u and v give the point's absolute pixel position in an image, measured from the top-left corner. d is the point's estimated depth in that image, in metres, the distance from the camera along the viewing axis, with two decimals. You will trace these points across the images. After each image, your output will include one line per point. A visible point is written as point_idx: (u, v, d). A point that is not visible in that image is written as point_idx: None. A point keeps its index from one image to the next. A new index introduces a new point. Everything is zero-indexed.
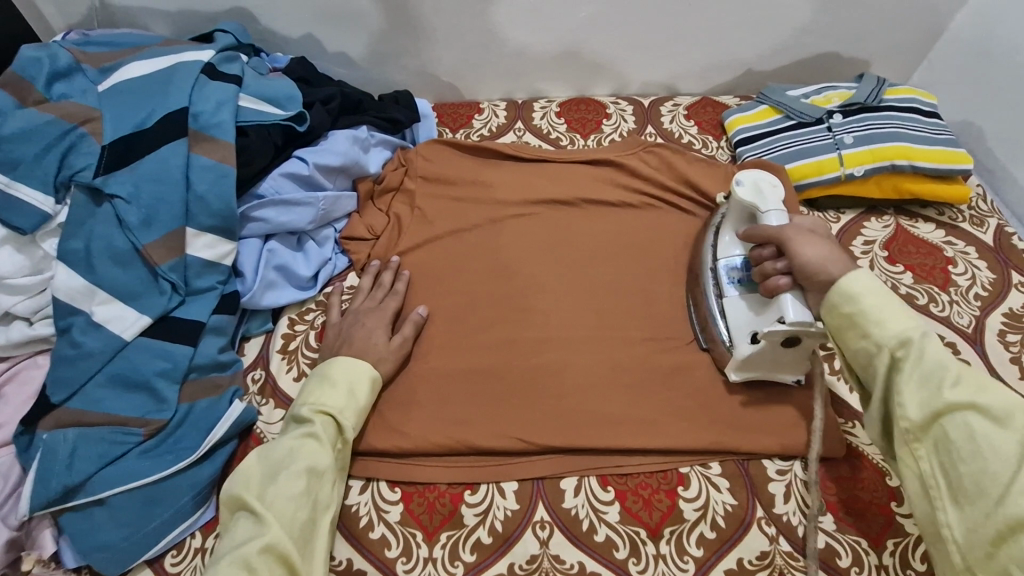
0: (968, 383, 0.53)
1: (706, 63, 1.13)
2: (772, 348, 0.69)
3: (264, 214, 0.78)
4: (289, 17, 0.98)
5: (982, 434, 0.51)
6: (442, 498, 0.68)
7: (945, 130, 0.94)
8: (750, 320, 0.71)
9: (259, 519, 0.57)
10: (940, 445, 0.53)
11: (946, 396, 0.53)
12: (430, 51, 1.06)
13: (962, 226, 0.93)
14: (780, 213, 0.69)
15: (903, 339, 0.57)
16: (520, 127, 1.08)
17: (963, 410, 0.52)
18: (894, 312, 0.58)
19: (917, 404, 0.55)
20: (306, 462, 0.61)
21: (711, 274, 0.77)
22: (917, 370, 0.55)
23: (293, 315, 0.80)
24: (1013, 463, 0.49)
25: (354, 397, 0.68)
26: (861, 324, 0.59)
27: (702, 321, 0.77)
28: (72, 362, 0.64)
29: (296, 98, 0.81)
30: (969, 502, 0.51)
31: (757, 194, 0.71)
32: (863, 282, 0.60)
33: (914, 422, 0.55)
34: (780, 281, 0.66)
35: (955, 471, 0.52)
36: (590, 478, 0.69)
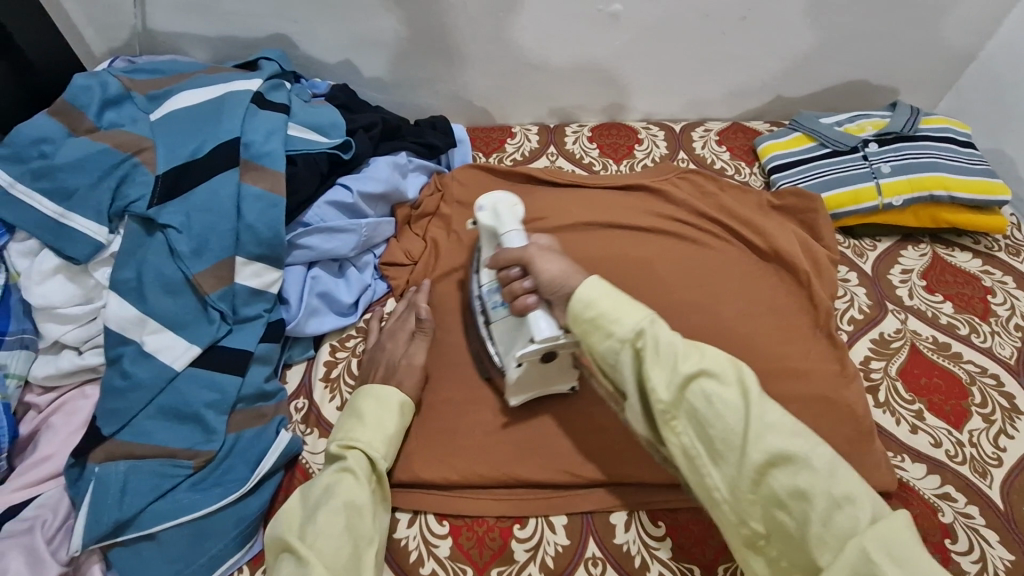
0: (696, 354, 0.54)
1: (736, 90, 1.14)
2: (534, 367, 0.68)
3: (309, 242, 0.78)
4: (327, 44, 0.99)
5: (715, 395, 0.52)
6: (491, 532, 0.67)
7: (981, 160, 0.95)
8: (506, 343, 0.69)
9: (302, 561, 0.55)
10: (693, 417, 0.53)
11: (682, 370, 0.53)
12: (464, 76, 1.06)
13: (999, 255, 0.94)
14: (517, 232, 0.69)
15: (638, 328, 0.56)
16: (553, 152, 1.08)
17: (698, 378, 0.53)
18: (624, 302, 0.58)
19: (662, 384, 0.54)
20: (343, 498, 0.60)
21: (478, 302, 0.76)
22: (656, 355, 0.55)
23: (334, 342, 0.80)
24: (743, 414, 0.51)
25: (380, 429, 0.67)
26: (604, 324, 0.57)
27: (483, 352, 0.77)
28: (123, 393, 0.64)
29: (340, 126, 0.82)
30: (723, 460, 0.51)
31: (497, 217, 0.70)
32: (596, 284, 0.59)
33: (667, 401, 0.53)
34: (527, 299, 0.64)
35: (708, 437, 0.52)
36: (640, 513, 0.68)
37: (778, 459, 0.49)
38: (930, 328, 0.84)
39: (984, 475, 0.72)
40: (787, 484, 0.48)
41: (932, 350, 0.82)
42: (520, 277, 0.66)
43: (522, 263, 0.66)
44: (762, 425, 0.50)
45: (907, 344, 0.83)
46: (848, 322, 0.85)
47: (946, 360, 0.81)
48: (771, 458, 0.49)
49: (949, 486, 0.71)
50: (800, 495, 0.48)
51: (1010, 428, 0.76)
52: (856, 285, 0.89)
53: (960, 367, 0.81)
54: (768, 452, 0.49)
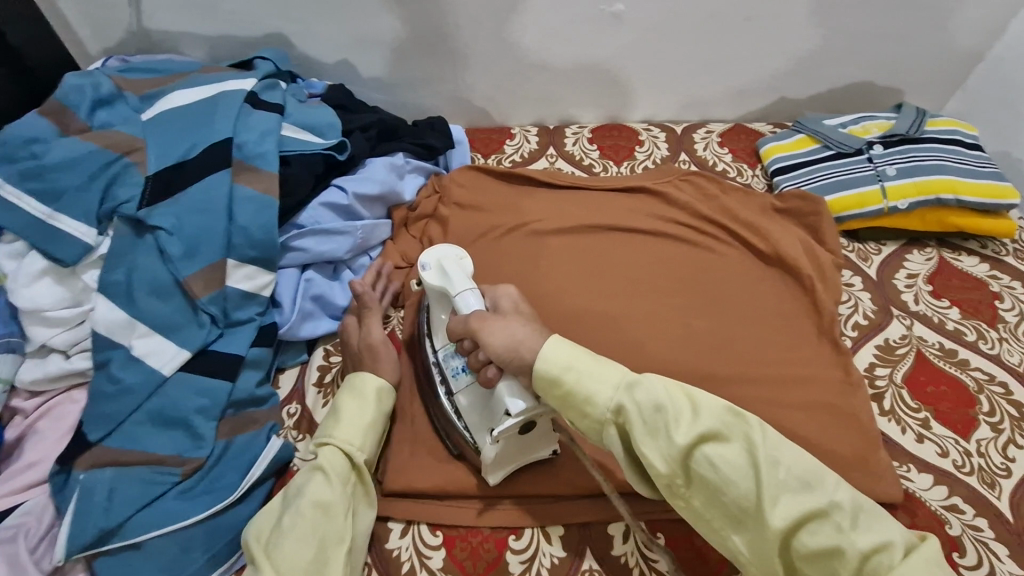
0: (687, 417, 0.53)
1: (739, 91, 1.12)
2: (512, 441, 0.62)
3: (303, 244, 0.77)
4: (324, 43, 0.98)
5: (720, 459, 0.51)
6: (486, 543, 0.66)
7: (989, 162, 0.93)
8: (476, 417, 0.64)
9: (263, 566, 0.55)
10: (701, 485, 0.52)
11: (679, 442, 0.52)
12: (463, 77, 1.05)
13: (1007, 259, 0.92)
14: (471, 292, 0.64)
15: (617, 400, 0.55)
16: (553, 153, 1.07)
17: (699, 445, 0.52)
18: (600, 366, 0.57)
19: (660, 458, 0.52)
20: (310, 498, 0.60)
21: (435, 370, 0.70)
22: (644, 428, 0.53)
23: (328, 346, 0.79)
24: (752, 475, 0.51)
25: (356, 425, 0.66)
26: (577, 406, 0.56)
27: (445, 426, 0.71)
28: (110, 398, 0.63)
29: (336, 126, 0.81)
30: (744, 526, 0.51)
31: (444, 277, 0.66)
32: (561, 349, 0.57)
33: (669, 475, 0.53)
34: (488, 372, 0.60)
35: (720, 503, 0.51)
36: (639, 524, 0.67)
37: (801, 518, 0.49)
38: (936, 335, 0.83)
39: (993, 487, 0.70)
40: (813, 542, 0.48)
41: (939, 357, 0.80)
42: (473, 349, 0.63)
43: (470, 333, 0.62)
44: (775, 485, 0.50)
45: (913, 350, 0.81)
46: (852, 327, 0.83)
47: (954, 367, 0.79)
48: (794, 520, 0.49)
49: (957, 497, 0.69)
50: (829, 552, 0.48)
51: (1020, 438, 0.74)
52: (860, 290, 0.87)
53: (967, 374, 0.79)
54: (785, 516, 0.49)
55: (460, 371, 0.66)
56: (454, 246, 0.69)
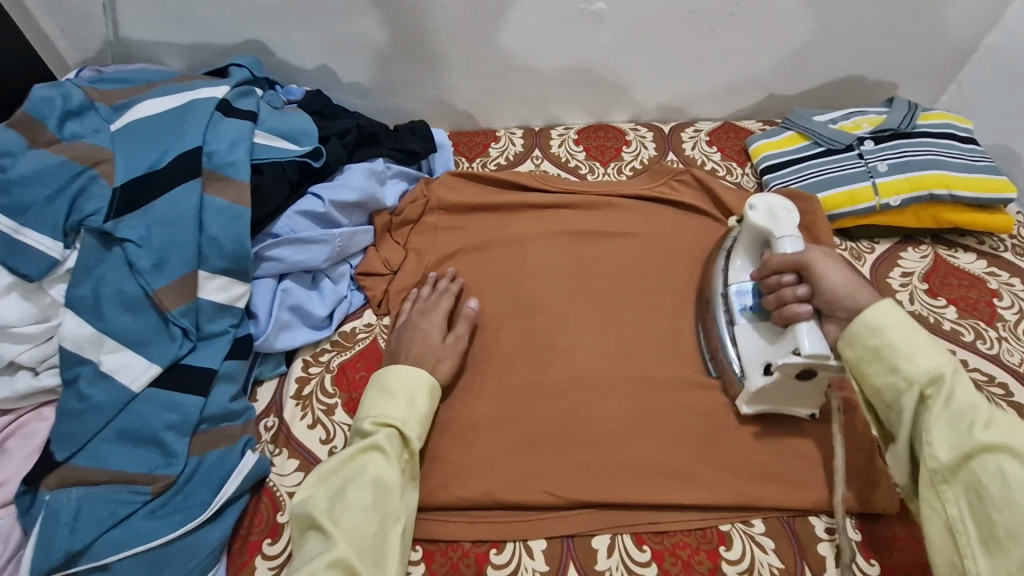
0: (999, 426, 0.52)
1: (727, 88, 1.10)
2: (787, 381, 0.65)
3: (278, 253, 0.75)
4: (303, 48, 0.96)
5: (1014, 477, 0.49)
6: (466, 558, 0.64)
7: (984, 157, 0.90)
8: (762, 347, 0.68)
9: (326, 535, 0.56)
10: (972, 488, 0.51)
11: (976, 437, 0.51)
12: (447, 80, 1.04)
13: (1005, 256, 0.89)
14: (794, 241, 0.66)
15: (930, 378, 0.55)
16: (538, 155, 1.06)
17: (994, 452, 0.50)
18: (923, 347, 0.56)
19: (946, 444, 0.53)
20: (372, 475, 0.60)
21: (721, 300, 0.75)
22: (948, 413, 0.53)
23: (307, 356, 0.77)
24: None
25: (409, 405, 0.65)
26: (887, 359, 0.57)
27: (712, 349, 0.75)
28: (78, 416, 0.62)
29: (312, 133, 0.79)
30: (997, 547, 0.48)
31: (772, 219, 0.68)
32: (890, 314, 0.58)
33: (944, 462, 0.52)
34: (793, 311, 0.63)
35: (985, 515, 0.49)
36: (624, 537, 0.65)
37: None
38: (933, 335, 0.80)
39: None
40: None
41: None
42: (794, 284, 0.65)
43: (800, 268, 0.64)
44: None
45: None
46: None
47: None
48: None
49: None
50: None
51: None
52: None
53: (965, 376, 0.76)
54: None
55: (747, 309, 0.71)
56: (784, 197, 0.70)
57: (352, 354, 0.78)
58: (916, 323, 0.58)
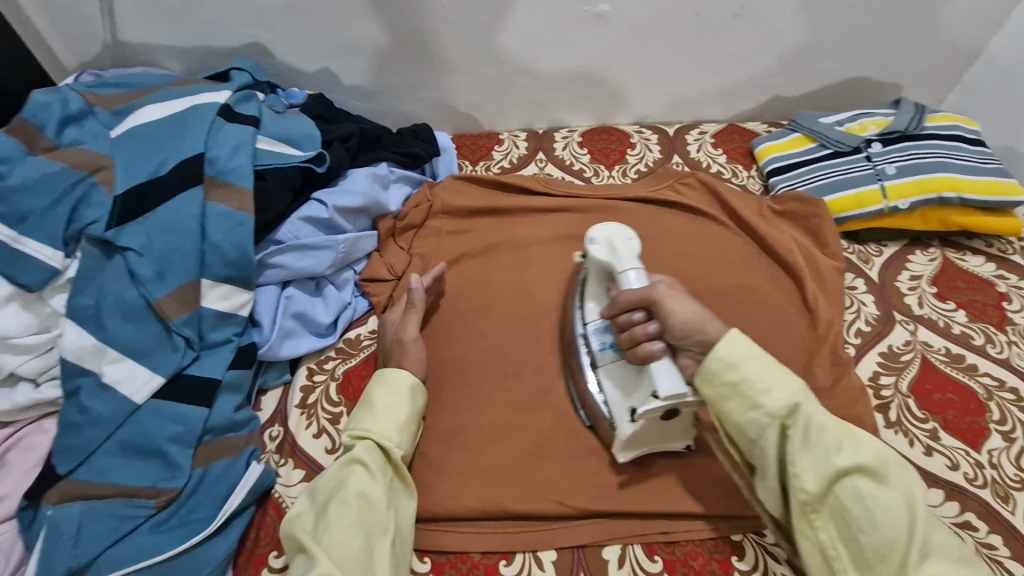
0: (851, 446, 0.53)
1: (733, 90, 1.09)
2: (653, 424, 0.63)
3: (281, 260, 0.74)
4: (304, 51, 0.95)
5: (873, 497, 0.51)
6: (475, 570, 0.63)
7: (993, 158, 0.89)
8: (624, 388, 0.64)
9: (308, 556, 0.54)
10: (838, 515, 0.52)
11: (836, 464, 0.53)
12: (450, 83, 1.03)
13: (1014, 258, 0.88)
14: (637, 272, 0.63)
15: (790, 407, 0.56)
16: (542, 158, 1.05)
17: (852, 474, 0.53)
18: (776, 376, 0.57)
19: (811, 475, 0.54)
20: (353, 489, 0.58)
21: (581, 342, 0.71)
22: (808, 441, 0.54)
23: (312, 364, 0.76)
24: (907, 524, 0.50)
25: (387, 414, 0.64)
26: (749, 394, 0.57)
27: (580, 397, 0.71)
28: (80, 428, 0.60)
29: (314, 137, 0.78)
30: (872, 571, 0.50)
31: (613, 252, 0.65)
32: (741, 346, 0.58)
33: (812, 493, 0.53)
34: (642, 352, 0.60)
35: (855, 540, 0.51)
36: (635, 546, 0.64)
37: None
38: (943, 339, 0.79)
39: (1007, 500, 0.67)
40: None
41: (945, 363, 0.77)
42: (643, 321, 0.61)
43: (647, 305, 0.61)
44: (926, 542, 0.49)
45: (917, 357, 0.78)
46: (854, 334, 0.80)
47: (961, 373, 0.76)
48: None
49: (970, 513, 0.66)
50: None
51: None
52: (863, 294, 0.84)
53: (975, 381, 0.76)
54: None
55: (607, 347, 0.67)
56: (622, 225, 0.67)
57: (357, 362, 0.77)
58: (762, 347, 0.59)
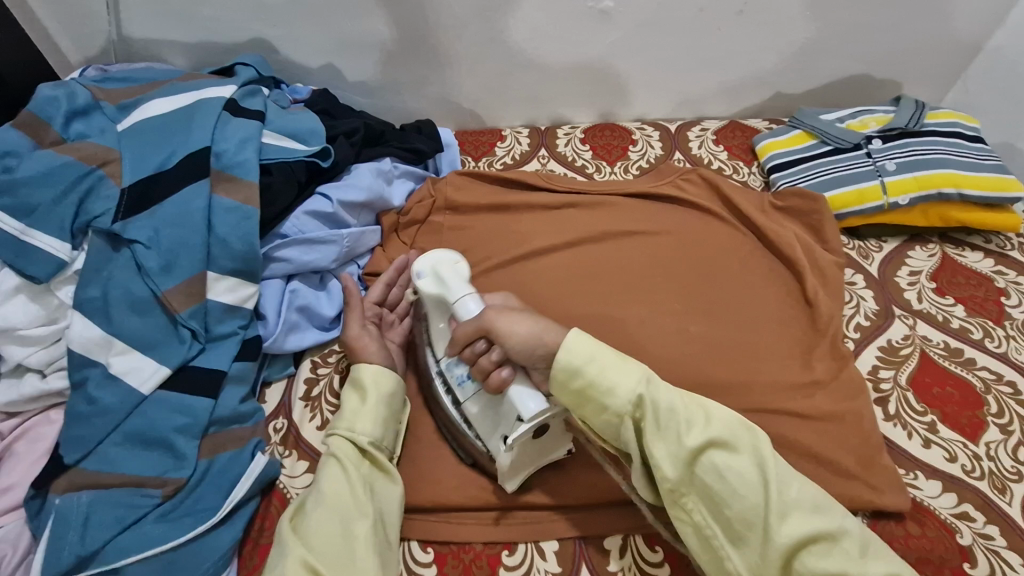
0: (700, 423, 0.55)
1: (734, 86, 1.10)
2: (528, 448, 0.61)
3: (287, 254, 0.75)
4: (308, 46, 0.96)
5: (726, 466, 0.53)
6: (478, 560, 0.63)
7: (992, 155, 0.90)
8: (490, 417, 0.63)
9: (280, 549, 0.55)
10: (704, 492, 0.53)
11: (687, 444, 0.54)
12: (453, 79, 1.04)
13: (1012, 254, 0.89)
14: (472, 297, 0.63)
15: (634, 398, 0.56)
16: (545, 154, 1.06)
17: (706, 450, 0.54)
18: (619, 370, 0.58)
19: (668, 461, 0.54)
20: (325, 483, 0.59)
21: (438, 381, 0.69)
22: (660, 426, 0.55)
23: (316, 358, 0.77)
24: (761, 488, 0.52)
25: (354, 405, 0.66)
26: (595, 398, 0.57)
27: (452, 432, 0.69)
28: (87, 419, 0.61)
29: (319, 132, 0.79)
30: (742, 541, 0.52)
31: (442, 282, 0.64)
32: (580, 350, 0.58)
33: (674, 479, 0.54)
34: (498, 378, 0.59)
35: (722, 513, 0.53)
36: (637, 537, 0.65)
37: (805, 540, 0.49)
38: (941, 334, 0.80)
39: (1004, 492, 0.68)
40: (818, 565, 0.49)
41: (944, 357, 0.78)
42: (486, 349, 0.61)
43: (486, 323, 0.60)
44: (782, 502, 0.51)
45: (916, 351, 0.79)
46: (854, 329, 0.81)
47: (960, 367, 0.77)
48: (801, 537, 0.49)
49: (968, 504, 0.67)
50: None
51: None
52: (863, 289, 0.85)
53: (974, 374, 0.76)
54: (789, 537, 0.49)
55: (465, 379, 0.65)
56: (449, 252, 0.67)
57: None
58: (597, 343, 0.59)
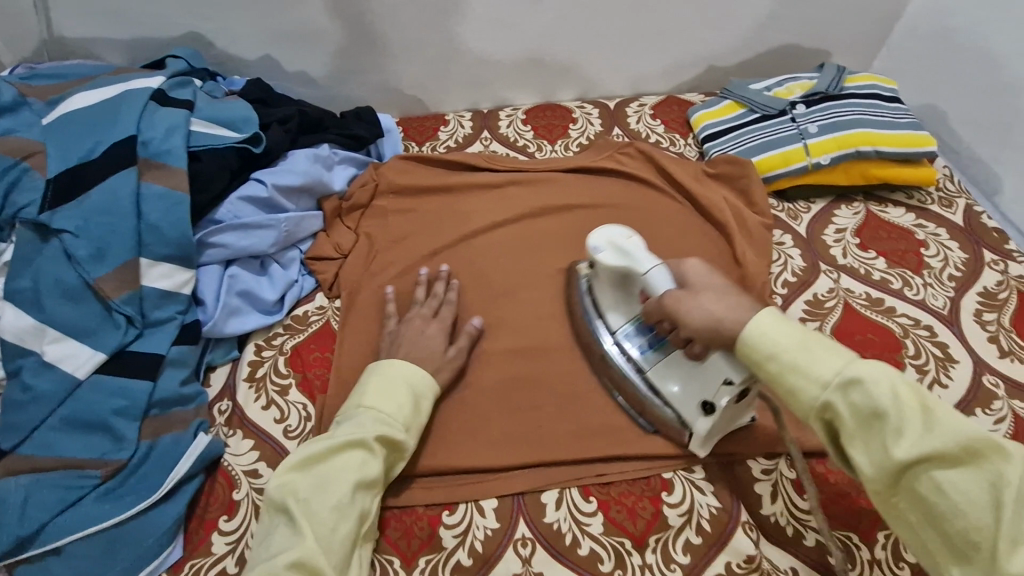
0: (913, 428, 0.46)
1: (670, 62, 1.13)
2: (724, 416, 0.62)
3: (223, 239, 0.76)
4: (244, 38, 0.97)
5: (950, 484, 0.44)
6: (419, 522, 0.65)
7: (907, 114, 0.94)
8: (690, 389, 0.64)
9: (295, 529, 0.55)
10: (917, 503, 0.46)
11: (895, 456, 0.45)
12: (392, 65, 1.05)
13: (932, 208, 0.92)
14: (658, 270, 0.61)
15: (826, 398, 0.48)
16: (487, 136, 1.08)
17: (920, 463, 0.45)
18: (813, 356, 0.50)
19: (869, 464, 0.47)
20: (357, 474, 0.59)
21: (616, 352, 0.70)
22: (856, 430, 0.47)
23: (260, 341, 0.79)
24: (995, 512, 0.43)
25: (408, 404, 0.65)
26: (781, 389, 0.51)
27: (635, 405, 0.70)
28: (24, 406, 0.62)
29: (251, 120, 0.80)
30: (970, 560, 0.44)
31: (623, 255, 0.64)
32: (765, 331, 0.52)
33: (878, 482, 0.47)
34: (694, 349, 0.61)
35: (943, 530, 0.45)
36: (572, 490, 0.67)
37: None
38: (863, 285, 0.84)
39: None
40: None
41: (865, 307, 0.81)
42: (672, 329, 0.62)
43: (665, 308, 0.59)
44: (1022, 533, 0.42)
45: (840, 302, 0.82)
46: (781, 285, 0.84)
47: (880, 315, 0.81)
48: None
49: None
50: None
51: (944, 377, 0.75)
52: (791, 248, 0.88)
53: (893, 321, 0.80)
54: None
55: (646, 349, 0.68)
56: (619, 225, 0.66)
57: (305, 336, 0.80)
58: (789, 326, 0.52)
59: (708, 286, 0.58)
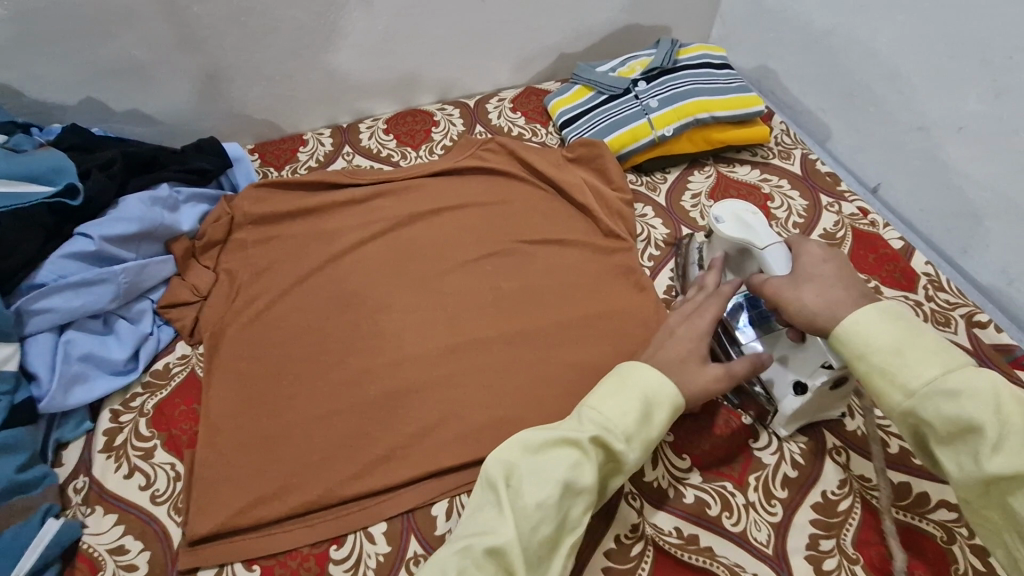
0: (1013, 443, 0.45)
1: (522, 54, 1.14)
2: (817, 397, 0.65)
3: (49, 303, 0.71)
4: (55, 82, 0.89)
5: None
6: (306, 562, 0.63)
7: (737, 78, 1.00)
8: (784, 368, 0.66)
9: (498, 514, 0.50)
10: (1006, 515, 0.46)
11: (986, 470, 0.46)
12: (234, 92, 1.00)
13: (774, 162, 0.99)
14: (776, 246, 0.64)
15: (914, 404, 0.49)
16: (349, 151, 1.05)
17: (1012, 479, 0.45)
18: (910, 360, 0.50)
19: (959, 470, 0.48)
20: (567, 475, 0.51)
21: None
22: (948, 436, 0.48)
23: (116, 406, 0.73)
24: None
25: (638, 409, 0.54)
26: (870, 389, 0.52)
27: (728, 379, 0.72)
28: None
29: (65, 169, 0.76)
30: None
31: (745, 227, 0.68)
32: (864, 332, 0.52)
33: (966, 491, 0.48)
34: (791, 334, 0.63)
35: None
36: (462, 496, 0.67)
37: None
38: None
39: None
40: None
41: None
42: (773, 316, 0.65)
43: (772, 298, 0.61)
44: None
45: None
46: (648, 258, 0.88)
47: None
48: None
49: None
50: None
51: None
52: (652, 219, 0.92)
53: None
54: None
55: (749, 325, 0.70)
56: (746, 203, 0.72)
57: (168, 391, 0.74)
58: (886, 329, 0.51)
59: (818, 276, 0.58)
